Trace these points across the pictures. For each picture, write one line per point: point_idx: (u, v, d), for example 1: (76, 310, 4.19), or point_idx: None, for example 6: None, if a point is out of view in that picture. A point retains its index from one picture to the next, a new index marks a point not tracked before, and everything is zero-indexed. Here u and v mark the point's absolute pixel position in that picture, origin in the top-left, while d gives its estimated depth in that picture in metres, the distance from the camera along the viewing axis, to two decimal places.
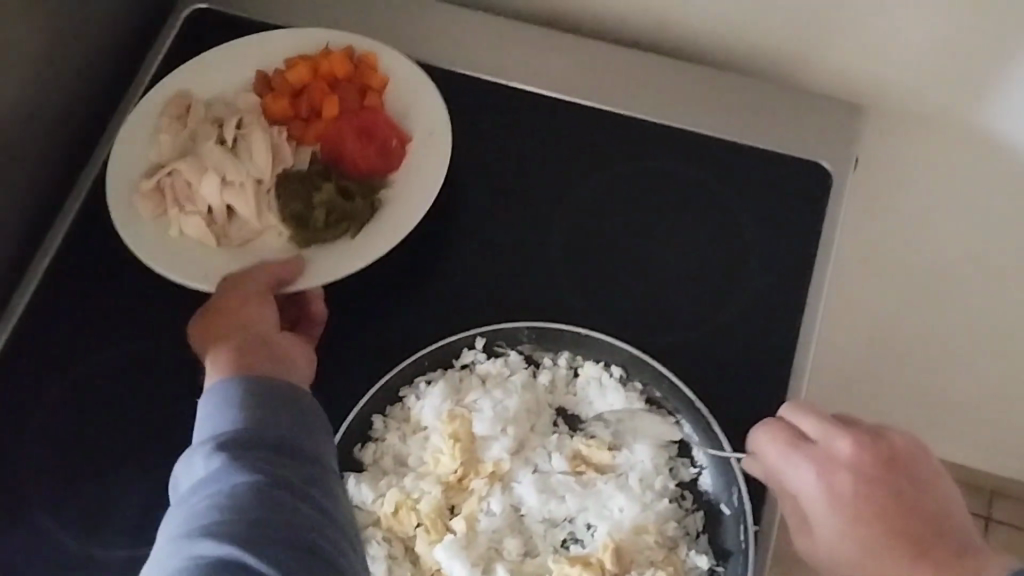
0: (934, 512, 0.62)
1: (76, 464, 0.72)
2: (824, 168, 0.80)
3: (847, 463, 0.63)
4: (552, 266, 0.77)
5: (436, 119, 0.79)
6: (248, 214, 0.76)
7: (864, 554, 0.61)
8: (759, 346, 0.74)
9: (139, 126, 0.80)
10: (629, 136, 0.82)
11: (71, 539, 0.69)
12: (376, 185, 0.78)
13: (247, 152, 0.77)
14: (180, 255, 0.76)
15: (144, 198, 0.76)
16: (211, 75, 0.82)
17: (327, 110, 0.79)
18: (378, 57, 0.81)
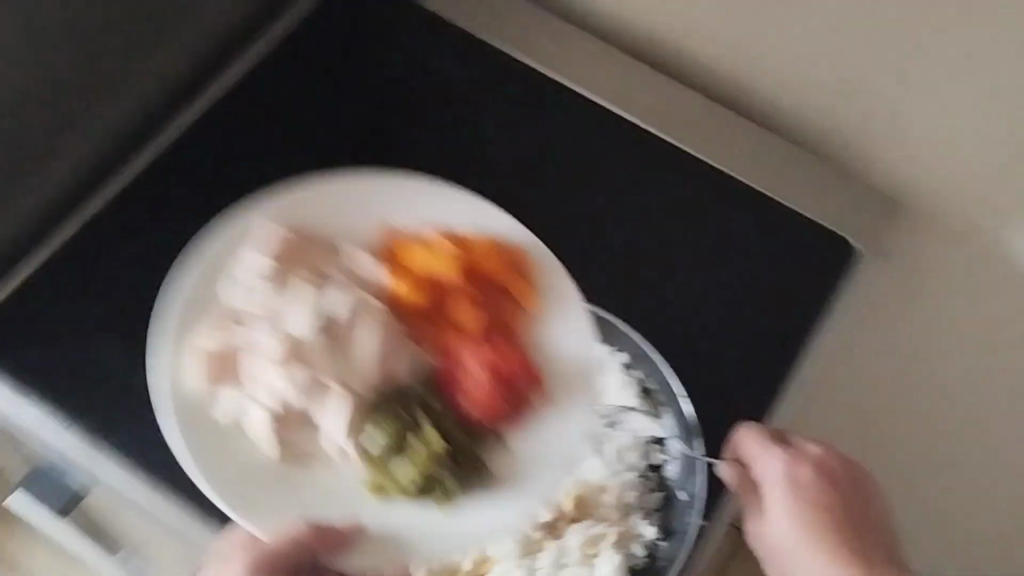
0: (864, 520, 0.79)
1: (128, 300, 0.81)
2: (856, 249, 0.90)
3: (812, 463, 0.78)
4: (595, 258, 0.87)
5: (588, 393, 0.75)
6: (333, 431, 0.70)
7: (801, 537, 0.76)
8: (754, 370, 0.83)
9: (240, 241, 0.74)
10: (693, 176, 0.92)
11: (108, 356, 0.78)
12: (485, 442, 0.73)
13: (353, 351, 0.72)
14: (216, 457, 0.69)
15: (209, 362, 0.69)
16: (322, 207, 0.77)
17: (462, 315, 0.74)
18: (529, 256, 0.78)
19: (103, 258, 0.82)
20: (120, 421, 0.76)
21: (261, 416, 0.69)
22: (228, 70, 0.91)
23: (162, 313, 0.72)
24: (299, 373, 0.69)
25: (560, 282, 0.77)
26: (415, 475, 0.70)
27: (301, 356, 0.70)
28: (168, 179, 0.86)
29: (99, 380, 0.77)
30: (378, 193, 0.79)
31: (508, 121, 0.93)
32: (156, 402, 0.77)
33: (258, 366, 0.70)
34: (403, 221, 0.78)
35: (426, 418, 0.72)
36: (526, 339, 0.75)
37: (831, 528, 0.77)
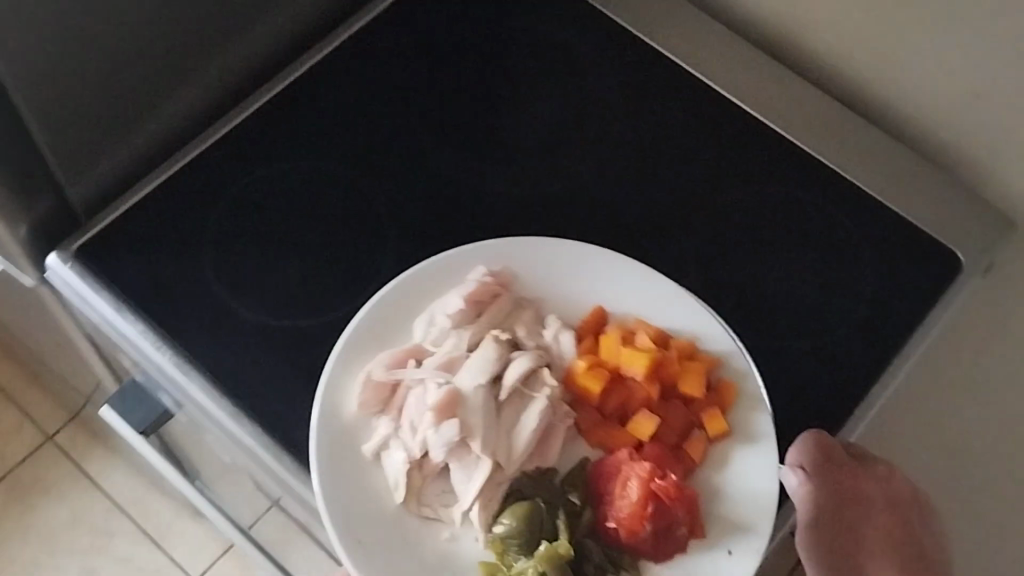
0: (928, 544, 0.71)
1: (226, 231, 0.84)
2: (959, 262, 0.87)
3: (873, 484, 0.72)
4: (682, 242, 0.87)
5: (759, 517, 0.64)
6: (460, 497, 0.64)
7: None
8: (837, 375, 0.81)
9: (445, 282, 0.71)
10: (796, 169, 0.91)
11: (200, 281, 0.81)
12: (628, 562, 0.63)
13: (510, 421, 0.66)
14: (353, 483, 0.65)
15: (368, 389, 0.66)
16: (547, 273, 0.73)
17: (642, 425, 0.66)
18: (737, 397, 0.68)
19: (219, 188, 0.86)
20: (216, 346, 0.78)
21: (400, 460, 0.65)
22: (353, 19, 0.97)
23: (346, 348, 0.69)
24: (452, 428, 0.64)
25: (762, 419, 0.67)
26: (531, 571, 0.62)
27: (456, 408, 0.65)
28: (287, 117, 0.91)
29: (200, 305, 0.80)
30: (597, 276, 0.73)
31: (618, 98, 0.95)
32: (241, 328, 0.79)
33: (414, 408, 0.66)
34: (614, 306, 0.72)
35: (566, 529, 0.64)
36: (710, 459, 0.67)
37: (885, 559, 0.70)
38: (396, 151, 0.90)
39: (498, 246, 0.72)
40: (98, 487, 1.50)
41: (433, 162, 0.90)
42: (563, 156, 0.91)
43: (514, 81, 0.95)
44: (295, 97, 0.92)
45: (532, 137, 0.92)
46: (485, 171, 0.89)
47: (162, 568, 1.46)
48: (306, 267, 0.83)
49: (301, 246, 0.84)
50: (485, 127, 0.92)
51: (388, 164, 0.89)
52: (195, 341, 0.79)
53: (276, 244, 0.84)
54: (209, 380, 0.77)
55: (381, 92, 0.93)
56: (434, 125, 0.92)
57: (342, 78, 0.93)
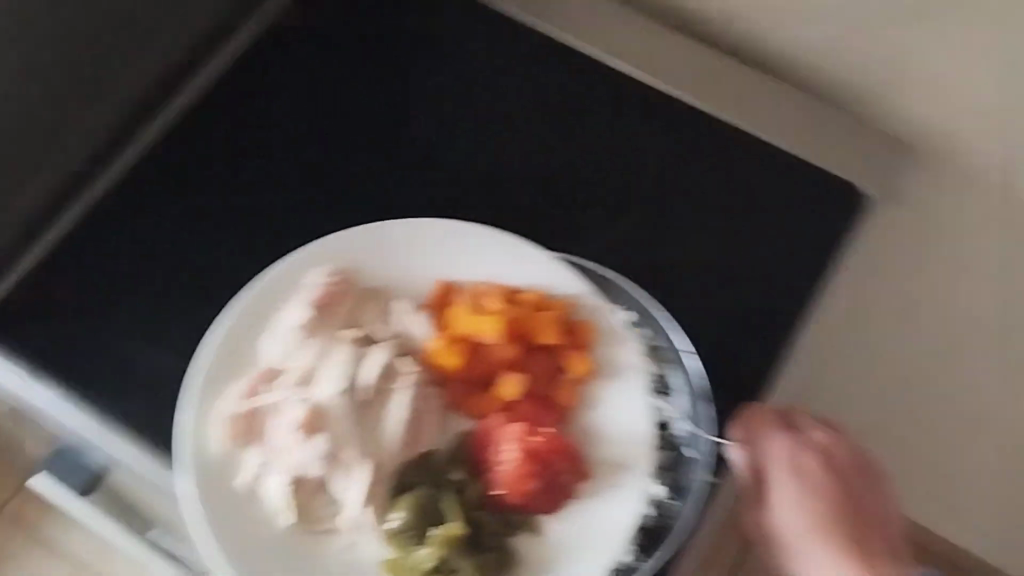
0: (877, 515, 0.71)
1: (128, 277, 0.80)
2: (868, 196, 0.89)
3: (821, 454, 0.70)
4: (595, 216, 0.86)
5: (637, 447, 0.67)
6: (346, 502, 0.63)
7: (807, 524, 0.68)
8: (768, 322, 0.82)
9: (285, 294, 0.70)
10: (699, 126, 0.91)
11: (108, 332, 0.78)
12: (523, 521, 0.65)
13: (376, 418, 0.65)
14: (239, 519, 0.63)
15: (232, 424, 0.64)
16: (385, 261, 0.72)
17: (508, 387, 0.67)
18: (594, 335, 0.70)
19: (118, 240, 0.82)
20: (138, 405, 0.75)
21: (280, 485, 0.62)
22: (228, 43, 0.93)
23: (191, 392, 0.65)
24: (324, 442, 0.62)
25: (622, 353, 0.70)
26: (431, 559, 0.63)
27: (319, 421, 0.63)
28: (178, 156, 0.87)
29: (113, 365, 0.77)
30: (441, 251, 0.73)
31: (512, 81, 0.93)
32: (156, 375, 0.76)
33: (279, 430, 0.63)
34: (460, 273, 0.72)
35: (456, 509, 0.64)
36: (580, 405, 0.69)
37: (837, 530, 0.68)
38: (296, 174, 0.87)
39: (331, 247, 0.72)
40: None
41: (336, 180, 0.87)
42: (466, 154, 0.89)
43: (403, 84, 0.93)
44: (179, 129, 0.88)
45: (431, 132, 0.90)
46: (389, 176, 0.87)
47: None
48: (217, 300, 0.80)
49: (211, 287, 0.81)
50: (383, 134, 0.90)
51: (289, 184, 0.87)
52: (113, 403, 0.75)
53: (187, 287, 0.81)
54: (130, 438, 0.74)
55: (273, 116, 0.90)
56: (329, 141, 0.89)
57: (226, 103, 0.90)
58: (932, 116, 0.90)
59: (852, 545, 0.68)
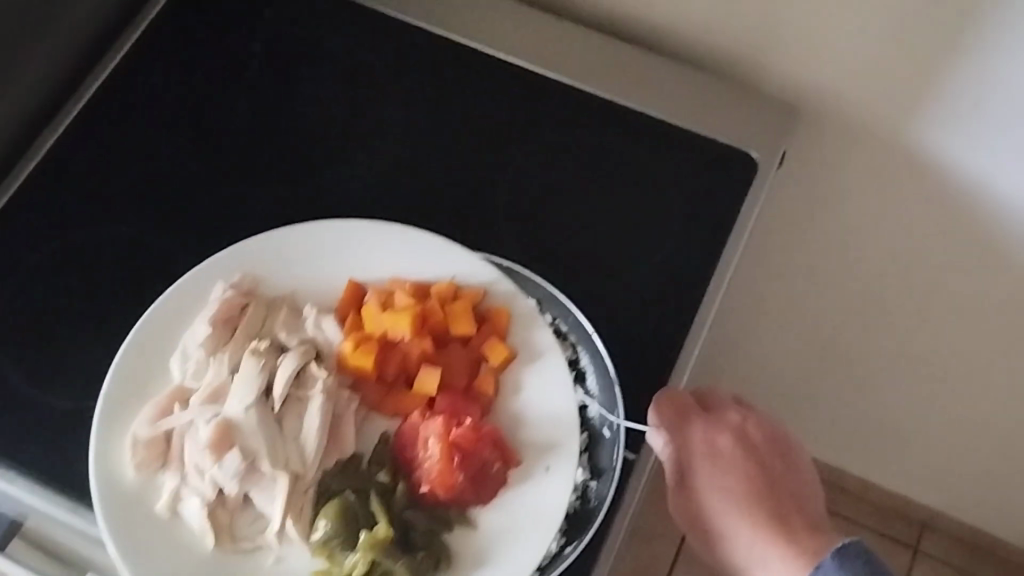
0: (794, 487, 0.71)
1: (21, 323, 0.78)
2: (755, 159, 0.90)
3: (735, 434, 0.71)
4: (491, 209, 0.86)
5: (560, 429, 0.67)
6: (270, 515, 0.63)
7: (725, 507, 0.69)
8: (671, 296, 0.84)
9: (187, 311, 0.69)
10: (585, 109, 0.92)
11: (6, 381, 0.76)
12: (453, 516, 0.65)
13: (292, 426, 0.65)
14: (161, 544, 0.62)
15: (141, 449, 0.64)
16: (289, 267, 0.71)
17: (426, 381, 0.68)
18: (510, 320, 0.70)
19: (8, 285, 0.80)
20: (50, 451, 0.74)
21: (198, 505, 0.62)
22: (95, 74, 0.91)
23: (99, 418, 0.65)
24: (236, 458, 0.62)
25: (538, 336, 0.70)
26: (362, 563, 0.62)
27: (231, 438, 0.63)
28: (62, 192, 0.85)
29: (19, 413, 0.75)
30: (347, 252, 0.72)
31: (394, 82, 0.93)
32: (64, 420, 0.75)
33: (194, 449, 0.63)
34: (369, 272, 0.72)
35: (381, 510, 0.64)
36: (502, 391, 0.69)
37: (757, 506, 0.69)
38: (186, 197, 0.85)
39: (232, 257, 0.70)
40: None
41: (228, 198, 0.85)
42: (357, 158, 0.88)
43: (284, 95, 0.91)
44: (54, 167, 0.86)
45: (317, 141, 0.89)
46: (279, 190, 0.86)
47: None
48: (117, 334, 0.78)
49: (112, 322, 0.79)
50: (268, 148, 0.88)
51: (175, 209, 0.85)
52: (24, 451, 0.73)
53: (84, 326, 0.79)
54: (40, 490, 0.72)
55: (155, 140, 0.88)
56: (216, 159, 0.87)
57: (101, 134, 0.88)
58: (805, 83, 0.89)
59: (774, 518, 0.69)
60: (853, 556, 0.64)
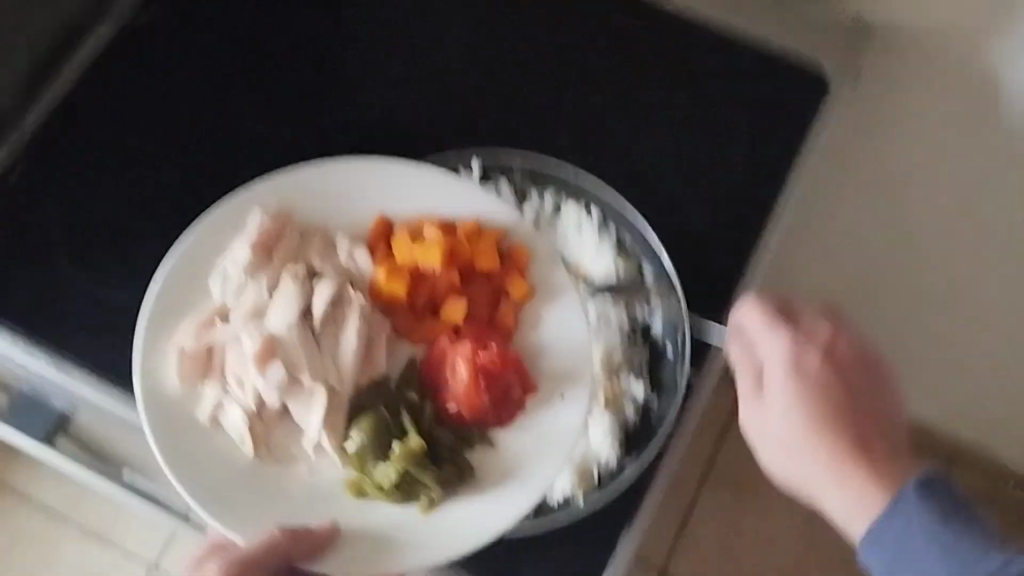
0: (879, 410, 0.60)
1: (71, 216, 0.78)
2: (828, 75, 0.83)
3: (822, 346, 0.61)
4: (551, 118, 0.84)
5: (578, 361, 0.66)
6: (303, 424, 0.62)
7: (804, 430, 0.58)
8: (732, 212, 0.80)
9: (227, 231, 0.66)
10: (653, 15, 0.87)
11: (56, 273, 0.75)
12: (475, 436, 0.64)
13: (328, 342, 0.64)
14: (200, 458, 0.61)
15: (186, 363, 0.62)
16: (322, 199, 0.68)
17: (452, 314, 0.66)
18: (532, 254, 0.68)
19: (55, 173, 0.79)
20: (94, 341, 0.73)
21: (239, 414, 0.61)
22: None
23: (142, 337, 0.63)
24: (279, 370, 0.62)
25: (559, 273, 0.68)
26: (393, 473, 0.61)
27: (272, 353, 0.62)
28: (110, 77, 0.83)
29: (62, 301, 0.74)
30: (378, 179, 0.69)
31: None
32: (111, 312, 0.75)
33: (236, 359, 0.62)
34: (396, 204, 0.69)
35: (412, 425, 0.63)
36: (525, 327, 0.67)
37: (845, 421, 0.57)
38: (240, 91, 0.84)
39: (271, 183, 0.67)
40: (31, 497, 1.44)
41: (279, 97, 0.83)
42: (413, 60, 0.86)
43: None
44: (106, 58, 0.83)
45: (374, 40, 0.86)
46: (336, 90, 0.84)
47: (123, 564, 1.42)
48: (167, 231, 0.78)
49: (162, 216, 0.79)
50: (324, 48, 0.86)
51: (230, 106, 0.83)
52: (67, 340, 0.73)
53: (134, 222, 0.78)
54: (88, 373, 0.72)
55: (208, 31, 0.86)
56: (268, 54, 0.85)
57: (155, 27, 0.85)
58: None
59: (860, 437, 0.57)
60: (938, 492, 0.50)
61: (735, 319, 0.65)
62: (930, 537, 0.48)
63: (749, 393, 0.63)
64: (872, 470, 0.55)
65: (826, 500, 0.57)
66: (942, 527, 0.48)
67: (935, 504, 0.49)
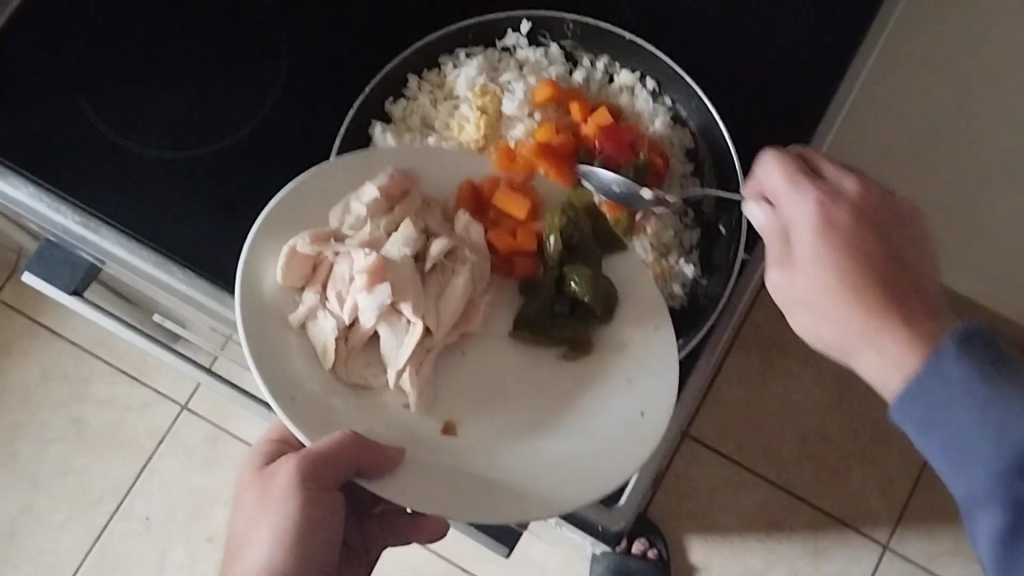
0: (910, 264, 0.54)
1: (104, 68, 0.77)
2: None
3: (842, 197, 0.56)
4: None
5: (664, 375, 0.63)
6: (394, 360, 0.61)
7: (844, 284, 0.52)
8: (792, 82, 0.75)
9: (356, 175, 0.65)
10: None
11: (84, 122, 0.75)
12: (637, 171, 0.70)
13: (435, 281, 0.64)
14: (271, 349, 0.60)
15: (294, 263, 0.61)
16: (445, 167, 0.68)
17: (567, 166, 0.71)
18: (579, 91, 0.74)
19: (89, 22, 0.79)
20: (126, 190, 0.72)
21: (330, 323, 0.61)
22: None
23: (258, 229, 0.62)
24: (385, 294, 0.60)
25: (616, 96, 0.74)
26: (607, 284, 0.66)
27: (385, 274, 0.61)
28: None
29: (90, 148, 0.74)
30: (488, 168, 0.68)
31: None
32: (139, 164, 0.74)
33: (345, 276, 0.62)
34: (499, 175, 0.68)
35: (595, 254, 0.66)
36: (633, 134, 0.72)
37: (883, 277, 0.52)
38: None
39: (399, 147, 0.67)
40: (62, 335, 1.45)
41: None
42: None
43: None
44: None
45: None
46: None
47: (151, 401, 1.43)
48: (199, 87, 0.77)
49: (194, 72, 0.77)
50: None
51: None
52: (91, 189, 0.72)
53: (165, 76, 0.77)
54: (119, 230, 0.71)
55: None
56: None
57: None
58: None
59: (903, 296, 0.51)
60: (980, 350, 0.44)
61: (764, 181, 0.59)
62: (972, 401, 0.43)
63: (776, 258, 0.57)
64: (908, 322, 0.50)
65: (859, 358, 0.52)
66: (983, 391, 0.43)
67: (980, 368, 0.43)
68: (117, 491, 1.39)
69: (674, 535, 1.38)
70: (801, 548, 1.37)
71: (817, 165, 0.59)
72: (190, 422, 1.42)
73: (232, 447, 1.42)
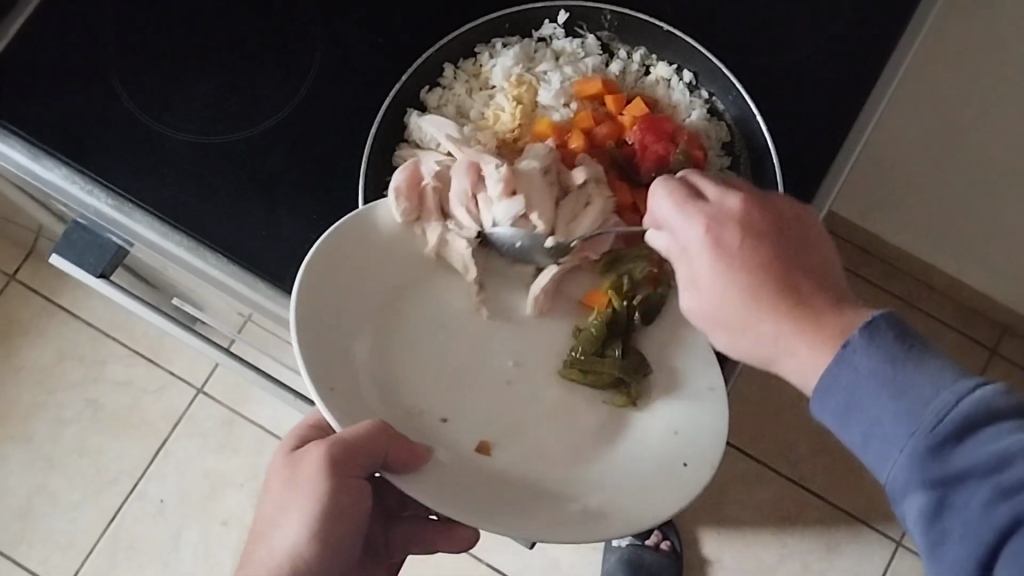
0: (811, 266, 0.53)
1: (137, 51, 0.77)
2: None
3: (724, 214, 0.54)
4: None
5: (714, 425, 0.63)
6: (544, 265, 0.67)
7: (738, 301, 0.52)
8: (827, 78, 0.74)
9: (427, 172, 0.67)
10: None
11: (117, 105, 0.75)
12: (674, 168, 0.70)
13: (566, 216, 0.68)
14: (318, 366, 0.61)
15: (406, 197, 0.65)
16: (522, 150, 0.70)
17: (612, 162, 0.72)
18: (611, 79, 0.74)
19: (124, 7, 0.79)
20: (157, 174, 0.72)
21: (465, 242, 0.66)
22: None
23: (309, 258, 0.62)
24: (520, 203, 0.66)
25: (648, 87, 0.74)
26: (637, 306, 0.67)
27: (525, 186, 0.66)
28: None
29: (122, 130, 0.74)
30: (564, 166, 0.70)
31: None
32: (170, 147, 0.73)
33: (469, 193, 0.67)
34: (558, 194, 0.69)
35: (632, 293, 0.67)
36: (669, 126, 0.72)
37: (780, 286, 0.51)
38: None
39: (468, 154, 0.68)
40: (80, 317, 1.46)
41: None
42: None
43: None
44: None
45: None
46: None
47: (168, 383, 1.43)
48: (233, 73, 0.77)
49: (227, 58, 0.77)
50: None
51: None
52: (122, 173, 0.72)
53: (199, 62, 0.77)
54: (150, 214, 0.71)
55: None
56: None
57: None
58: None
59: (801, 293, 0.51)
60: (886, 333, 0.45)
61: (653, 212, 0.57)
62: (879, 381, 0.44)
63: (686, 282, 0.55)
64: (812, 325, 0.49)
65: (778, 362, 0.51)
66: (889, 378, 0.44)
67: (887, 346, 0.45)
68: (131, 473, 1.40)
69: (687, 527, 1.38)
70: (813, 543, 1.36)
71: (699, 183, 0.56)
72: (206, 405, 1.42)
73: (247, 431, 1.42)
